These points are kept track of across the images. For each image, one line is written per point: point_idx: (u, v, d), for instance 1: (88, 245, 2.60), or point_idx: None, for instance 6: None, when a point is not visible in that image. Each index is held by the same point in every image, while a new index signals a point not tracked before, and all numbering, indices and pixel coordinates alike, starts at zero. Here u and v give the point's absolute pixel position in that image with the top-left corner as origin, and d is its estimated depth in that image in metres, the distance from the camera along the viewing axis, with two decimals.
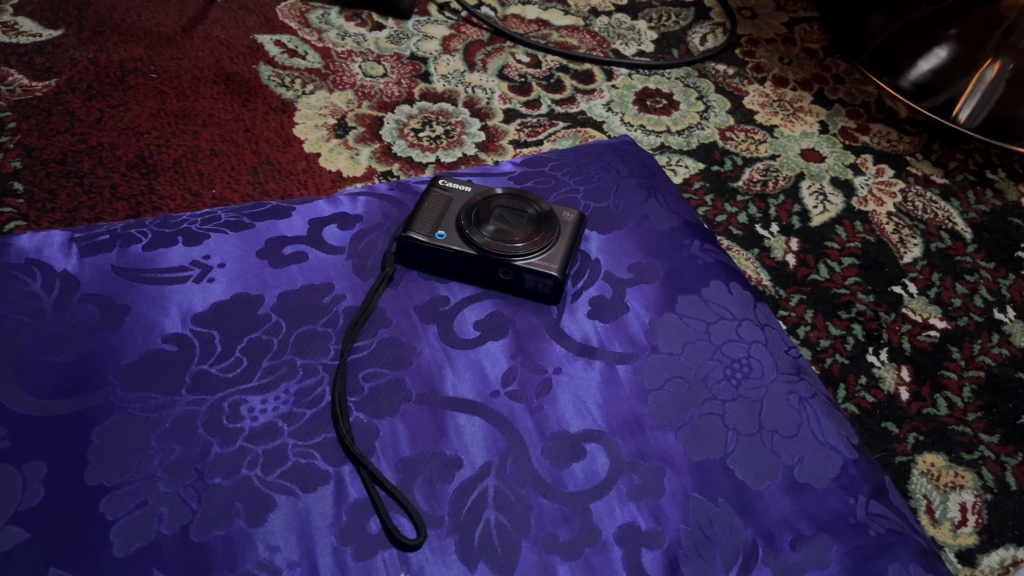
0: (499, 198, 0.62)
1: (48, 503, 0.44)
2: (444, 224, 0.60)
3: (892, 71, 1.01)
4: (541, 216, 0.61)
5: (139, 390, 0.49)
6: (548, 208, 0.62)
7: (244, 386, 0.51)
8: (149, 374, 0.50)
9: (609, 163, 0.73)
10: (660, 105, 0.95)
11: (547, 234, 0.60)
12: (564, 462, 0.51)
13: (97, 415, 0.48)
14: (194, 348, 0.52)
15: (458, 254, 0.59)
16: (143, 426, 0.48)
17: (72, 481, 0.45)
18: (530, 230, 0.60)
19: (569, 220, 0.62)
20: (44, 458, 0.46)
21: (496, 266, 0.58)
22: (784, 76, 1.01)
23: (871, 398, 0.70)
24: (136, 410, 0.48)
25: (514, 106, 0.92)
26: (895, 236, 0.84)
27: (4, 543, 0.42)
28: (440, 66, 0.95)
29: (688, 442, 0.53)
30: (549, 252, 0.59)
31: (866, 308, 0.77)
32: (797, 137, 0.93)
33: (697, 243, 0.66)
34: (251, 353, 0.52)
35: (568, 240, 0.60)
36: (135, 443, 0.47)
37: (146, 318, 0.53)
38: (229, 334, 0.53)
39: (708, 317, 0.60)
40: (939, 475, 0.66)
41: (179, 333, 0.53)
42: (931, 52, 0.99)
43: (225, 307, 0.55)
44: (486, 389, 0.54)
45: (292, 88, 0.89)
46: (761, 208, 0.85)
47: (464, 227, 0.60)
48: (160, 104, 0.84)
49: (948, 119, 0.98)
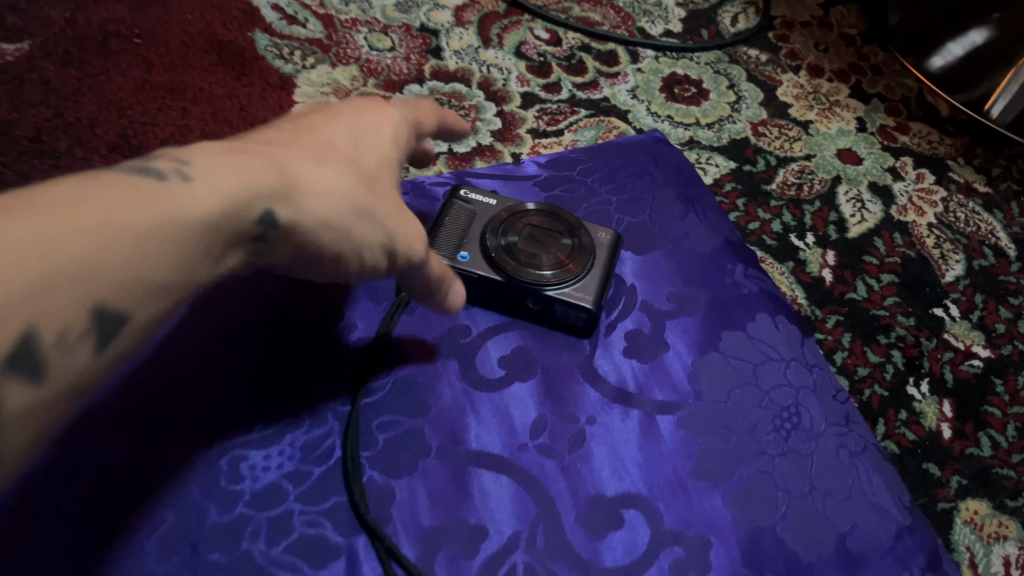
0: (526, 214, 0.56)
1: (57, 522, 0.40)
2: (468, 242, 0.54)
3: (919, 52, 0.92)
4: (572, 235, 0.55)
5: (156, 408, 0.44)
6: (582, 231, 0.55)
7: (281, 411, 0.46)
8: (167, 390, 0.45)
9: (643, 167, 0.67)
10: (688, 94, 0.87)
11: (581, 255, 0.54)
12: (601, 532, 0.46)
13: (115, 432, 0.43)
14: (210, 364, 0.47)
15: (485, 276, 0.52)
16: (158, 454, 0.43)
17: (80, 514, 0.40)
18: (563, 252, 0.54)
19: (603, 242, 0.56)
20: (50, 478, 0.41)
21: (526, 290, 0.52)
22: (819, 65, 0.94)
23: (912, 436, 0.66)
24: (152, 433, 0.43)
25: (532, 89, 0.84)
26: (937, 251, 0.79)
27: (8, 570, 0.38)
28: (453, 41, 0.87)
29: (736, 505, 0.48)
30: (584, 277, 0.53)
31: (907, 333, 0.72)
32: (834, 134, 0.87)
33: (741, 268, 0.60)
34: (287, 372, 0.48)
35: (606, 264, 0.54)
36: (150, 474, 0.42)
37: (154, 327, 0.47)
38: (266, 347, 0.49)
39: (754, 357, 0.55)
40: (983, 524, 0.63)
41: (196, 345, 0.48)
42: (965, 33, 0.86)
43: (266, 316, 0.50)
44: (513, 441, 0.48)
45: (292, 60, 0.80)
46: (796, 214, 0.79)
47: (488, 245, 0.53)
48: (146, 74, 0.77)
49: (982, 114, 0.89)
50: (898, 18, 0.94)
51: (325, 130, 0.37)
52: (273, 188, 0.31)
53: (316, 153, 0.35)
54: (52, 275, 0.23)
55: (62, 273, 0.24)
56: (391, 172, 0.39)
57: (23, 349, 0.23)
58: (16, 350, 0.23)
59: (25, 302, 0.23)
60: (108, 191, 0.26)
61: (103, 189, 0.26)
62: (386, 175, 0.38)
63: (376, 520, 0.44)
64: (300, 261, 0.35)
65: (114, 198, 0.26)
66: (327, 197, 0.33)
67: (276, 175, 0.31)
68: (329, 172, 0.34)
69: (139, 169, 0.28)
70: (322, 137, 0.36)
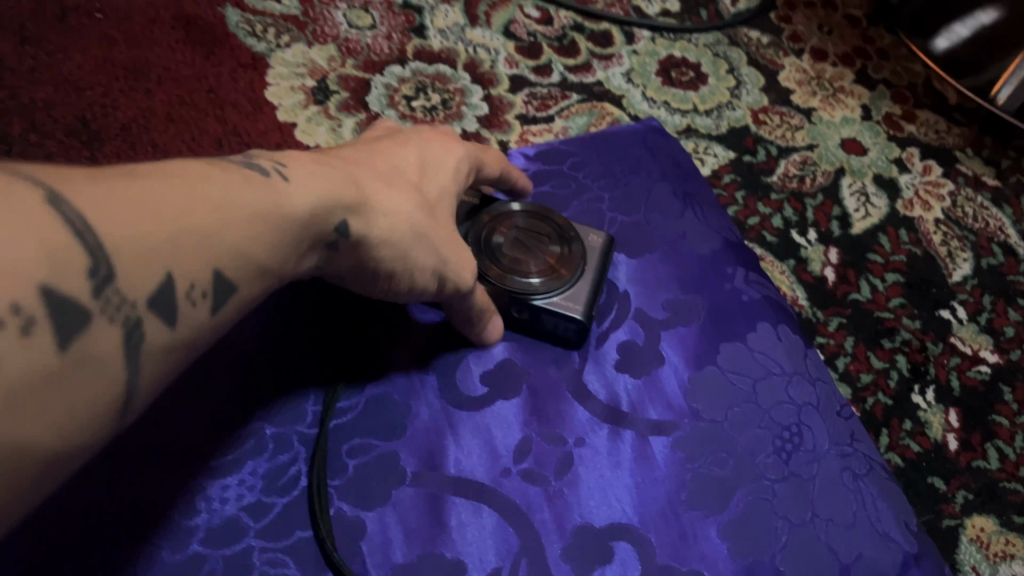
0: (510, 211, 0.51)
1: (54, 524, 0.38)
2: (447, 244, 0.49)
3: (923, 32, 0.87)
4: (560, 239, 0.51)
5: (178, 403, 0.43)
6: (574, 233, 0.51)
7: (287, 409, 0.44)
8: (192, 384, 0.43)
9: (638, 161, 0.62)
10: (686, 78, 0.83)
11: (569, 261, 0.50)
12: (588, 568, 0.42)
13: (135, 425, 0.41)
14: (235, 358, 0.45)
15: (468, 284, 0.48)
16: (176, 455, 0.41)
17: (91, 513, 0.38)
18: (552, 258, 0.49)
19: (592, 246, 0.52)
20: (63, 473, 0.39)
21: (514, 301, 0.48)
22: (823, 48, 0.89)
23: (916, 448, 0.63)
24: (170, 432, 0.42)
25: (521, 71, 0.79)
26: (944, 249, 0.75)
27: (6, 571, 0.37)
28: (438, 18, 0.82)
29: (733, 536, 0.45)
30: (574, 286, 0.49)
31: (913, 336, 0.69)
32: (838, 123, 0.82)
33: (742, 272, 0.56)
34: (291, 373, 0.46)
35: (596, 272, 0.50)
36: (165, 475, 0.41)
37: None
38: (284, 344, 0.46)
39: (754, 371, 0.51)
40: (989, 542, 0.60)
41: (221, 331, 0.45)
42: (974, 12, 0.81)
43: (281, 308, 0.48)
44: (496, 466, 0.44)
45: (265, 38, 0.75)
46: (798, 209, 0.75)
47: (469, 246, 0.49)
48: (107, 52, 0.72)
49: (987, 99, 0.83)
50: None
51: (394, 158, 0.39)
52: (351, 201, 0.33)
53: (388, 178, 0.36)
54: (188, 232, 0.24)
55: (201, 229, 0.25)
56: (452, 204, 0.41)
57: (162, 293, 0.24)
58: (156, 295, 0.24)
59: (169, 247, 0.24)
60: (226, 176, 0.28)
61: (221, 173, 0.28)
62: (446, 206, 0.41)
63: (342, 557, 0.40)
64: (357, 276, 0.36)
65: (229, 181, 0.27)
66: (390, 220, 0.35)
67: (345, 197, 0.33)
68: (399, 199, 0.36)
69: (240, 163, 0.30)
70: (392, 164, 0.38)
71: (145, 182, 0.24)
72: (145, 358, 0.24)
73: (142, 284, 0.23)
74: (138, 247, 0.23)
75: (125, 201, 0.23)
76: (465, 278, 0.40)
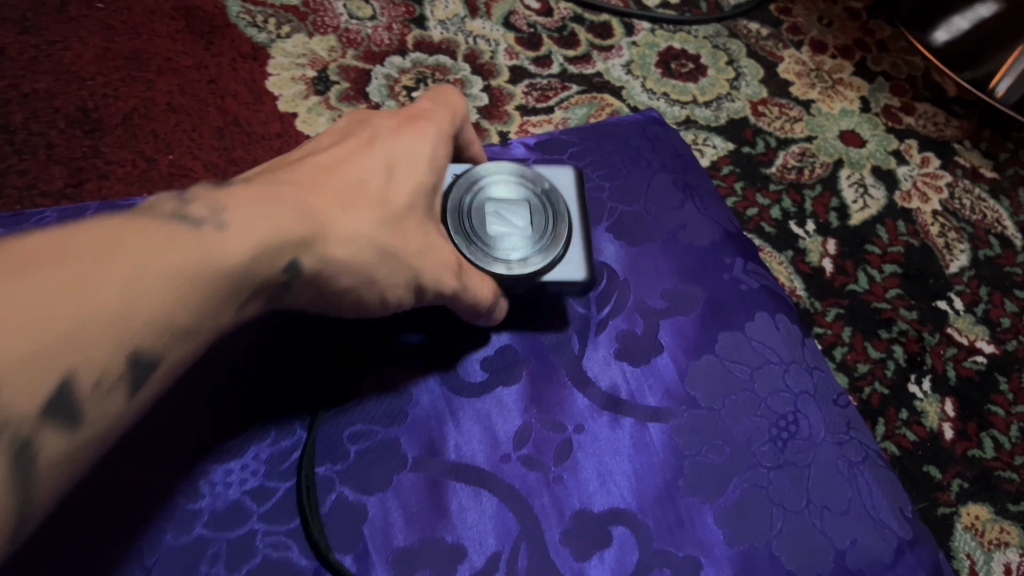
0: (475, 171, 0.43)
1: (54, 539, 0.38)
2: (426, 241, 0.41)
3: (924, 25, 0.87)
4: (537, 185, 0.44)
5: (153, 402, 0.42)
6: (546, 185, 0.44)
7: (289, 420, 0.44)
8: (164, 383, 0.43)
9: (638, 152, 0.62)
10: (685, 69, 0.83)
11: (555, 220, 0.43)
12: (587, 552, 0.43)
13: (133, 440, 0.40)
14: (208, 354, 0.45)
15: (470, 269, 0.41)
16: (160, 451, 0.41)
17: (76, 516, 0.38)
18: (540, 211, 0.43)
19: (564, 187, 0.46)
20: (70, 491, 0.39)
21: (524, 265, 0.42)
22: (823, 40, 0.89)
23: (912, 437, 0.63)
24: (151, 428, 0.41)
25: (521, 62, 0.80)
26: (941, 240, 0.75)
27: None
28: (438, 10, 0.81)
29: (730, 523, 0.46)
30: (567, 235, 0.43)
31: (909, 327, 0.69)
32: (837, 115, 0.83)
33: (740, 262, 0.57)
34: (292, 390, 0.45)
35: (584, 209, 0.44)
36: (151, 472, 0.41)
37: None
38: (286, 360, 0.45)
39: (753, 360, 0.52)
40: (985, 530, 0.60)
41: None
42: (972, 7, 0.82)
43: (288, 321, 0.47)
44: (495, 451, 0.45)
45: (266, 29, 0.75)
46: (797, 200, 0.75)
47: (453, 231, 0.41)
48: (107, 42, 0.72)
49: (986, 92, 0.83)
50: None
51: (356, 168, 0.36)
52: (301, 238, 0.30)
53: (343, 198, 0.34)
54: (90, 320, 0.22)
55: (106, 315, 0.23)
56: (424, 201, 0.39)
57: (58, 397, 0.22)
58: (51, 400, 0.22)
59: (63, 348, 0.22)
60: (141, 238, 0.25)
61: (137, 237, 0.25)
62: (418, 204, 0.38)
63: (331, 544, 0.41)
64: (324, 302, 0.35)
65: (146, 246, 0.25)
66: (351, 246, 0.33)
67: (297, 234, 0.30)
68: (358, 219, 0.34)
69: (168, 216, 0.27)
70: (353, 176, 0.35)
71: (35, 265, 0.22)
72: (43, 465, 0.22)
73: (30, 395, 0.21)
74: (20, 356, 0.21)
75: (8, 300, 0.21)
76: (447, 280, 0.37)
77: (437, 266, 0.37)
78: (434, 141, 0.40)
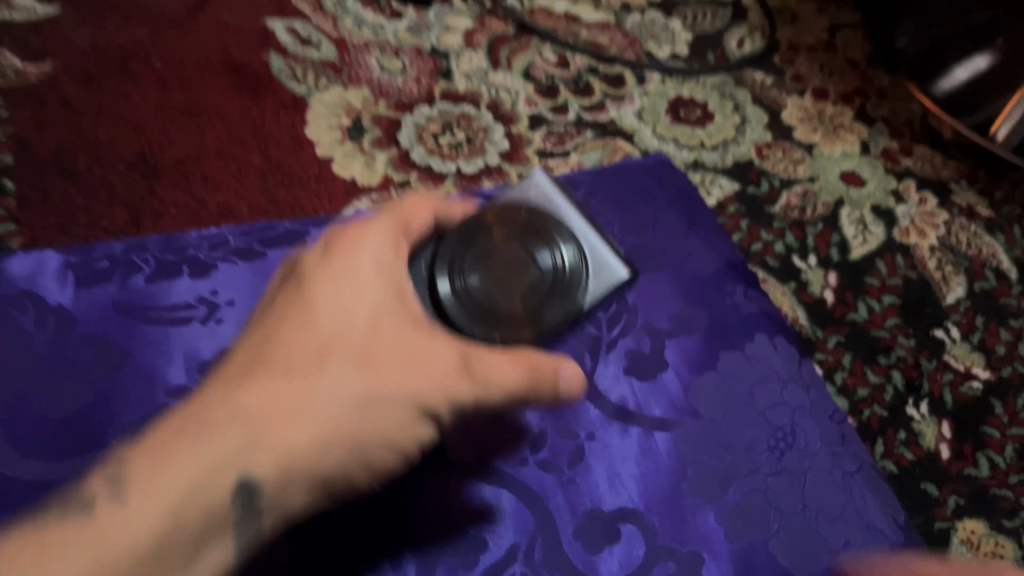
0: (444, 255, 0.45)
1: None
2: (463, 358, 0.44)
3: (925, 76, 0.90)
4: (512, 218, 0.46)
5: None
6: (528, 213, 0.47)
7: (308, 522, 0.45)
8: None
9: (648, 191, 0.67)
10: (693, 116, 0.89)
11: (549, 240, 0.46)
12: (597, 546, 0.48)
13: None
14: None
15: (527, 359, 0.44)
16: None
17: None
18: (538, 238, 0.45)
19: (536, 196, 0.49)
20: None
21: (564, 299, 0.44)
22: (824, 88, 0.94)
23: (910, 456, 0.67)
24: None
25: (540, 110, 0.86)
26: (938, 273, 0.79)
27: None
28: (463, 64, 0.88)
29: (731, 524, 0.50)
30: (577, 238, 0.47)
31: (907, 354, 0.73)
32: (838, 157, 0.88)
33: (742, 288, 0.61)
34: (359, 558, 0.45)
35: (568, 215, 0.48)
36: None
37: (185, 338, 0.52)
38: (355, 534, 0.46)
39: (752, 377, 0.56)
40: (980, 544, 0.64)
41: (185, 385, 0.50)
42: (970, 57, 0.83)
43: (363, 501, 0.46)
44: (513, 456, 0.50)
45: (306, 82, 0.82)
46: (799, 236, 0.80)
47: (489, 327, 0.43)
48: (163, 96, 0.79)
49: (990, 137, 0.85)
50: (907, 43, 0.93)
51: (306, 339, 0.41)
52: (240, 441, 0.37)
53: (298, 372, 0.40)
54: None
55: None
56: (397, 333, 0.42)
57: None
58: None
59: None
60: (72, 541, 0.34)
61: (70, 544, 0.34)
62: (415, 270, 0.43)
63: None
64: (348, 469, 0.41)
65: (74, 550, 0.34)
66: (317, 414, 0.39)
67: (235, 440, 0.37)
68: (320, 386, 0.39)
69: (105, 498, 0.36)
70: (308, 340, 0.41)
71: None
72: None
73: None
74: None
75: None
76: (454, 388, 0.41)
77: (431, 385, 0.41)
78: (375, 249, 0.43)
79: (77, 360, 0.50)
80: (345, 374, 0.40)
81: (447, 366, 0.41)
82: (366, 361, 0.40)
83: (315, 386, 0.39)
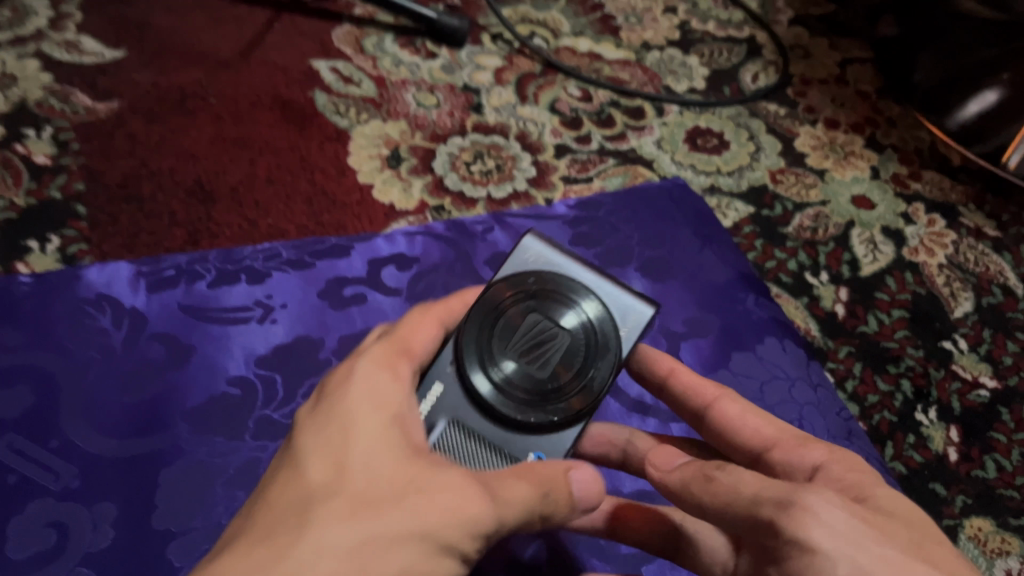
0: (469, 346, 0.47)
1: None
2: (517, 439, 0.47)
3: (939, 111, 0.96)
4: (524, 293, 0.48)
5: (206, 435, 0.53)
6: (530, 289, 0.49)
7: None
8: (214, 420, 0.54)
9: (664, 210, 0.72)
10: (710, 144, 0.94)
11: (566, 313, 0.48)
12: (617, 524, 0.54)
13: None
14: (257, 392, 0.55)
15: (578, 425, 0.47)
16: (209, 472, 0.52)
17: (141, 525, 0.49)
18: (553, 306, 0.48)
19: (536, 262, 0.50)
20: None
21: (599, 356, 0.47)
22: (836, 118, 0.99)
23: (919, 458, 0.70)
24: (203, 455, 0.52)
25: (565, 140, 0.92)
26: (947, 289, 0.83)
27: None
28: (493, 98, 0.94)
29: None
30: (590, 290, 0.49)
31: (916, 363, 0.77)
32: (849, 182, 0.92)
33: (753, 297, 0.66)
34: None
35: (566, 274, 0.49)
36: (204, 487, 0.51)
37: (240, 334, 0.58)
38: None
39: (763, 375, 0.61)
40: (987, 540, 0.67)
41: (243, 375, 0.56)
42: (980, 92, 0.92)
43: None
44: None
45: (348, 116, 0.89)
46: (811, 255, 0.84)
47: (539, 411, 0.46)
48: (218, 129, 0.85)
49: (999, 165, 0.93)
50: (922, 76, 0.99)
51: (301, 488, 0.38)
52: None
53: (295, 523, 0.36)
54: None
55: None
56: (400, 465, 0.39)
57: None
58: None
59: None
60: None
61: None
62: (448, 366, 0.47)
63: None
64: None
65: None
66: (319, 559, 0.34)
67: None
68: (323, 530, 0.36)
69: None
70: (301, 489, 0.38)
71: None
72: None
73: None
74: None
75: None
76: (474, 504, 0.38)
77: (443, 511, 0.38)
78: (369, 379, 0.43)
79: (148, 354, 0.56)
80: (342, 516, 0.36)
81: (462, 484, 0.39)
82: (360, 497, 0.37)
83: (308, 538, 0.35)
